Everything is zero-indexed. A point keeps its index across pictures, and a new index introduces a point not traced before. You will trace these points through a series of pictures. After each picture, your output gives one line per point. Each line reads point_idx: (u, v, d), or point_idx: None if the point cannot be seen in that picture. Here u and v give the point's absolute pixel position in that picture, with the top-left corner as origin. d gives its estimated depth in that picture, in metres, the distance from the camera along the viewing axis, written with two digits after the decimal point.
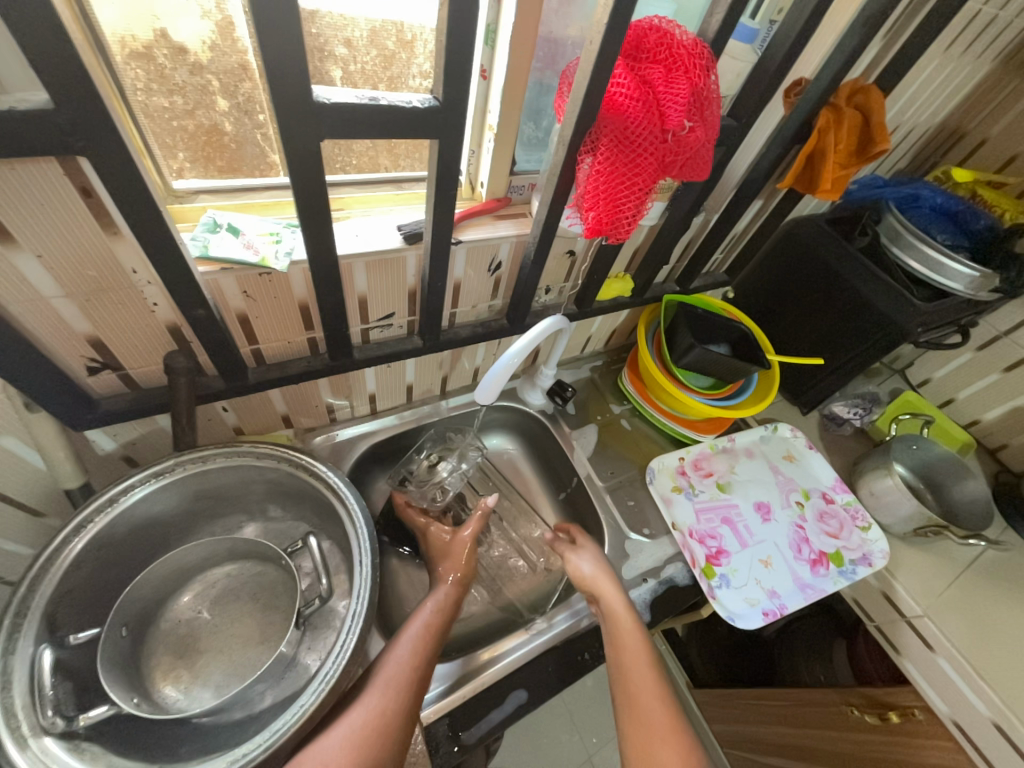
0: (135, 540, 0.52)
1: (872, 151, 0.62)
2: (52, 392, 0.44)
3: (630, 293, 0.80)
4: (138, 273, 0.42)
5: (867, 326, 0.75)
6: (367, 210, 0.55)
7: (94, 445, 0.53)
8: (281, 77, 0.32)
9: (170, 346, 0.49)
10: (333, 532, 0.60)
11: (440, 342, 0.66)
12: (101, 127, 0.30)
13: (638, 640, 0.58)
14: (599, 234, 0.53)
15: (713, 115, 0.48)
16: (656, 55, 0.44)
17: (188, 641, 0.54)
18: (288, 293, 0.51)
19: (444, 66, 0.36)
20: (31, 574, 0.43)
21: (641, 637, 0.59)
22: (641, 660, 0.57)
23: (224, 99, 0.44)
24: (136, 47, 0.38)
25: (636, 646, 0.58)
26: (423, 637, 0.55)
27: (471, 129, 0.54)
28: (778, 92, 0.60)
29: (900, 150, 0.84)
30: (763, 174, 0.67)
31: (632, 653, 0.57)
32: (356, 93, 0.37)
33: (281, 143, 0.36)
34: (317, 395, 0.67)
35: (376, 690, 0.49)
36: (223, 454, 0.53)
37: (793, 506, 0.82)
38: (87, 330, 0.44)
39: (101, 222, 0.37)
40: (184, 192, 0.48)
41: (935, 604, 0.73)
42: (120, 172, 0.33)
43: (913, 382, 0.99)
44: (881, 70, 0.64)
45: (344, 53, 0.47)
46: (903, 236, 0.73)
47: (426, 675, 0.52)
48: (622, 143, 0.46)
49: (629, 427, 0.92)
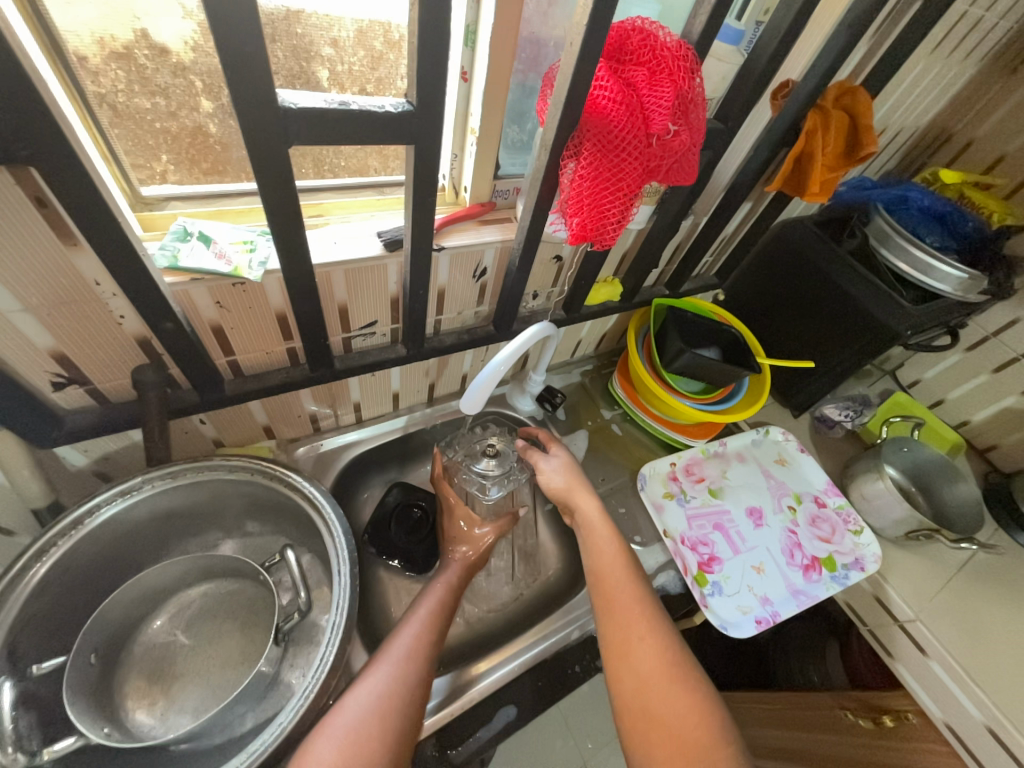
0: (106, 562, 0.50)
1: (860, 153, 0.61)
2: (14, 409, 0.42)
3: (620, 297, 0.79)
4: (101, 286, 0.40)
5: (857, 329, 0.74)
6: (347, 215, 0.54)
7: (64, 462, 0.51)
8: (245, 80, 0.30)
9: (141, 359, 0.48)
10: (313, 544, 0.58)
11: (424, 350, 0.64)
12: (48, 134, 0.28)
13: (612, 544, 0.61)
14: (584, 240, 0.53)
15: (699, 118, 0.47)
16: (639, 57, 0.43)
17: (163, 664, 0.53)
18: (264, 303, 0.49)
19: (418, 69, 0.35)
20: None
21: (619, 549, 0.61)
22: (620, 571, 0.59)
23: (208, 100, 0.42)
24: (116, 48, 0.37)
25: (616, 560, 0.60)
26: (434, 618, 0.55)
27: (452, 133, 0.53)
28: (764, 94, 0.60)
29: (888, 151, 0.84)
30: (751, 177, 0.66)
31: (608, 553, 0.60)
32: (327, 97, 0.35)
33: (247, 149, 0.34)
34: (300, 405, 0.66)
35: (396, 666, 0.49)
36: (194, 469, 0.51)
37: (785, 510, 0.82)
38: (50, 344, 0.42)
39: (58, 232, 0.35)
40: (155, 199, 0.47)
41: (928, 608, 0.72)
42: (73, 181, 0.31)
43: (904, 383, 0.99)
44: (868, 72, 0.64)
45: (330, 54, 0.45)
46: (892, 237, 0.72)
47: (437, 651, 0.53)
48: (606, 148, 0.45)
49: (620, 432, 0.91)
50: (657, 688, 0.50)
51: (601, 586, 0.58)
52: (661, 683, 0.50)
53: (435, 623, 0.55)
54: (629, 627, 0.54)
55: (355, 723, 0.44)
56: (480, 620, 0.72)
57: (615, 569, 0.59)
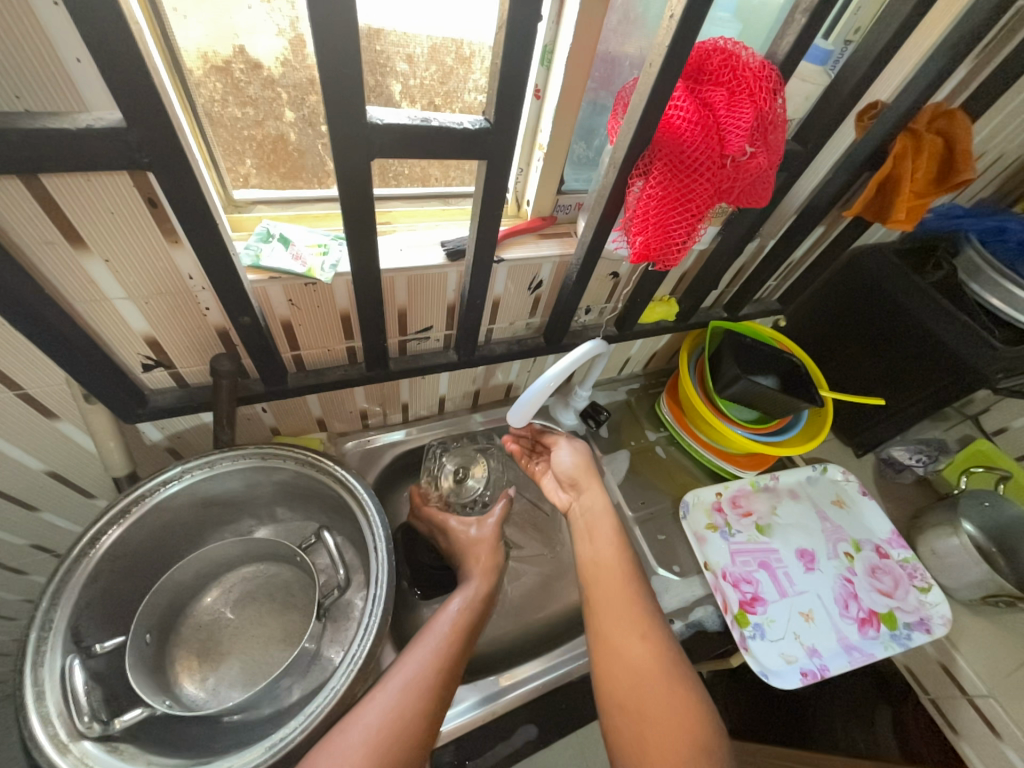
0: (148, 549, 0.53)
1: (955, 180, 0.57)
2: (109, 385, 0.46)
3: (675, 318, 0.77)
4: (194, 279, 0.44)
5: (940, 368, 0.68)
6: (414, 223, 0.56)
7: (143, 435, 0.56)
8: (339, 96, 0.32)
9: (218, 348, 0.51)
10: (344, 526, 0.60)
11: (474, 357, 0.65)
12: (166, 145, 0.32)
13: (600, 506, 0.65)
14: (646, 259, 0.51)
15: (778, 139, 0.45)
16: (719, 77, 0.42)
17: (211, 643, 0.56)
18: (331, 302, 0.52)
19: (498, 90, 0.36)
20: (56, 580, 0.44)
21: (621, 544, 0.61)
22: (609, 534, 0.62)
23: (291, 111, 0.46)
24: (216, 63, 0.41)
25: (606, 548, 0.61)
26: (452, 636, 0.52)
27: (520, 148, 0.54)
28: (849, 116, 0.56)
29: (984, 179, 0.77)
30: (827, 202, 0.63)
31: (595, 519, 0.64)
32: (408, 113, 0.37)
33: (334, 163, 0.37)
34: (351, 401, 0.68)
35: (416, 675, 0.47)
36: (229, 457, 0.54)
37: (840, 557, 0.76)
38: (145, 329, 0.46)
39: (164, 230, 0.39)
40: (243, 202, 0.51)
41: (1004, 684, 0.65)
42: (182, 185, 0.34)
43: (988, 429, 0.89)
44: (970, 93, 0.59)
45: (404, 68, 0.47)
46: (983, 271, 0.66)
47: (452, 677, 0.49)
48: (676, 168, 0.44)
49: (664, 455, 0.88)
50: (644, 664, 0.51)
51: (597, 590, 0.57)
52: (660, 691, 0.49)
53: (453, 640, 0.51)
54: (626, 631, 0.53)
55: (379, 722, 0.43)
56: (508, 633, 0.71)
57: (612, 559, 0.60)
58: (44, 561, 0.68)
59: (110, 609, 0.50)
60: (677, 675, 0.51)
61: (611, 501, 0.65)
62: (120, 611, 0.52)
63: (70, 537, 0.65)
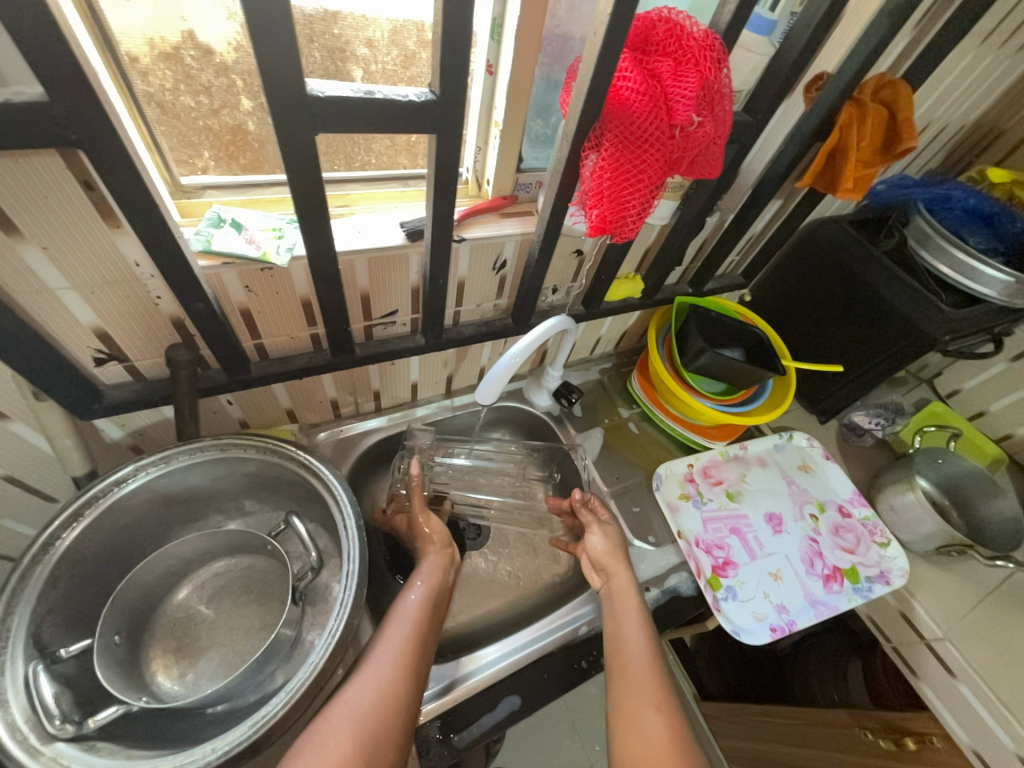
0: (110, 549, 0.52)
1: (898, 148, 0.59)
2: (58, 380, 0.45)
3: (641, 294, 0.78)
4: (140, 266, 0.42)
5: (893, 332, 0.71)
6: (373, 205, 0.55)
7: (102, 432, 0.55)
8: (277, 69, 0.32)
9: (174, 339, 0.50)
10: (315, 512, 0.60)
11: (442, 340, 0.65)
12: (95, 121, 0.30)
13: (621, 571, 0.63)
14: (604, 233, 0.52)
15: (725, 110, 0.46)
16: (665, 47, 0.42)
17: (187, 639, 0.55)
18: (290, 288, 0.51)
19: (441, 61, 0.35)
20: (10, 586, 0.43)
21: (642, 619, 0.59)
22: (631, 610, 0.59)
23: (248, 99, 0.45)
24: (165, 48, 0.39)
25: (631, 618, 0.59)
26: (420, 614, 0.53)
27: (476, 125, 0.53)
28: (797, 87, 0.58)
29: (931, 149, 0.80)
30: (780, 174, 0.64)
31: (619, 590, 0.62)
32: (352, 87, 0.36)
33: (276, 138, 0.36)
34: (321, 390, 0.68)
35: (392, 653, 0.49)
36: (187, 450, 0.53)
37: (806, 519, 0.79)
38: (93, 321, 0.45)
39: (103, 214, 0.38)
40: (192, 187, 0.49)
41: (958, 626, 0.69)
42: (117, 164, 0.33)
43: (941, 392, 0.94)
44: (911, 63, 0.61)
45: (366, 53, 0.46)
46: (932, 238, 0.69)
47: (422, 653, 0.51)
48: (627, 139, 0.44)
49: (637, 430, 0.90)
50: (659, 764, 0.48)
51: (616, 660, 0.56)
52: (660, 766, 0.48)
53: (420, 621, 0.53)
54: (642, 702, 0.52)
55: (365, 705, 0.45)
56: (490, 611, 0.72)
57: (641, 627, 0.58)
58: (4, 569, 0.66)
59: (75, 612, 0.49)
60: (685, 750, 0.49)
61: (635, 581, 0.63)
62: (85, 613, 0.51)
63: (30, 542, 0.63)
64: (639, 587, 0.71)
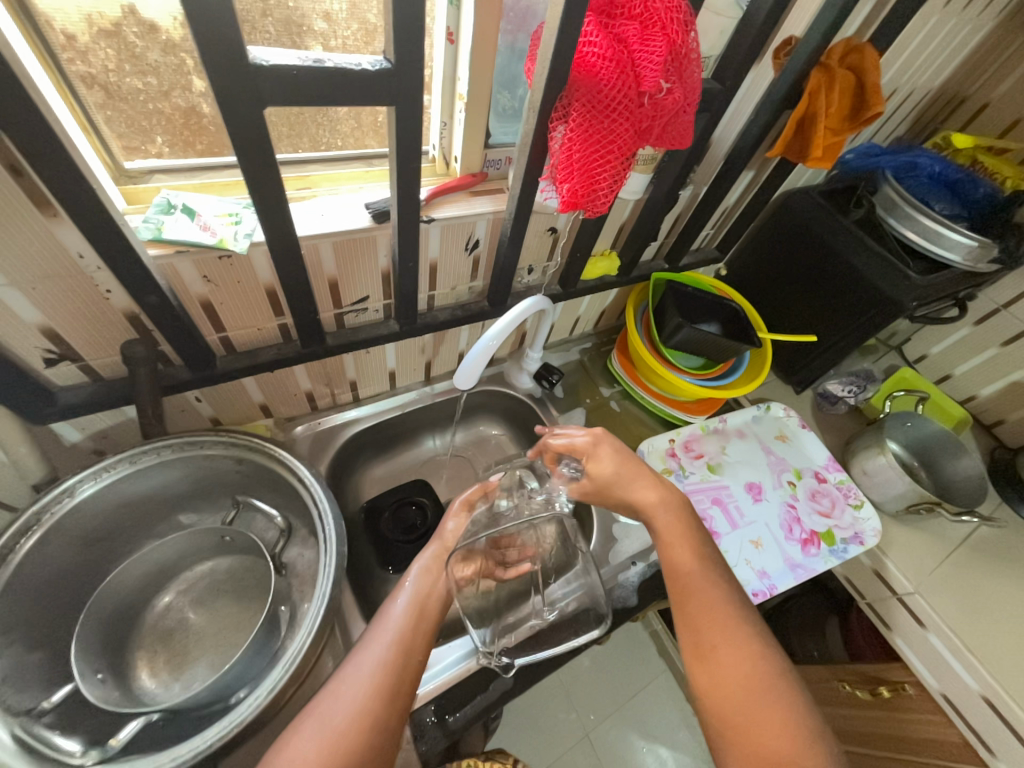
0: (60, 577, 0.50)
1: (865, 115, 0.59)
2: (5, 384, 0.42)
3: (617, 272, 0.77)
4: (84, 258, 0.40)
5: (863, 301, 0.72)
6: (336, 187, 0.52)
7: (59, 437, 0.52)
8: (215, 36, 0.29)
9: (131, 335, 0.48)
10: (265, 493, 0.59)
11: (417, 325, 0.64)
12: (13, 96, 0.28)
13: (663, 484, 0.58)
14: (576, 208, 0.51)
15: (694, 76, 0.45)
16: (630, 10, 0.41)
17: (180, 654, 0.54)
18: (252, 277, 0.49)
19: (395, 24, 0.33)
20: None
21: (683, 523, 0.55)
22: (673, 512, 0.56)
23: (201, 81, 0.42)
24: (105, 25, 0.36)
25: (689, 554, 0.53)
26: (410, 622, 0.49)
27: (440, 99, 0.51)
28: (765, 53, 0.57)
29: (898, 115, 0.81)
30: (751, 145, 0.64)
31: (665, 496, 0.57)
32: (300, 55, 0.34)
33: (220, 114, 0.33)
34: (295, 383, 0.66)
35: (375, 663, 0.45)
36: (90, 475, 0.49)
37: (783, 485, 0.81)
38: (38, 319, 0.42)
39: (35, 201, 0.35)
40: (138, 172, 0.46)
41: (927, 582, 0.73)
42: (41, 145, 0.30)
43: (910, 358, 0.97)
44: (879, 26, 0.60)
45: (324, 27, 0.44)
46: (899, 206, 0.70)
47: (415, 655, 0.47)
48: (595, 108, 0.43)
49: (618, 408, 0.91)
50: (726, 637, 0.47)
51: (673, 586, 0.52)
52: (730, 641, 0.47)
53: (408, 627, 0.49)
54: (712, 633, 0.48)
55: (341, 717, 0.41)
56: None
57: (696, 571, 0.52)
58: None
59: (39, 622, 0.47)
60: (779, 697, 0.43)
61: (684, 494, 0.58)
62: (52, 629, 0.49)
63: None
64: (625, 563, 0.72)
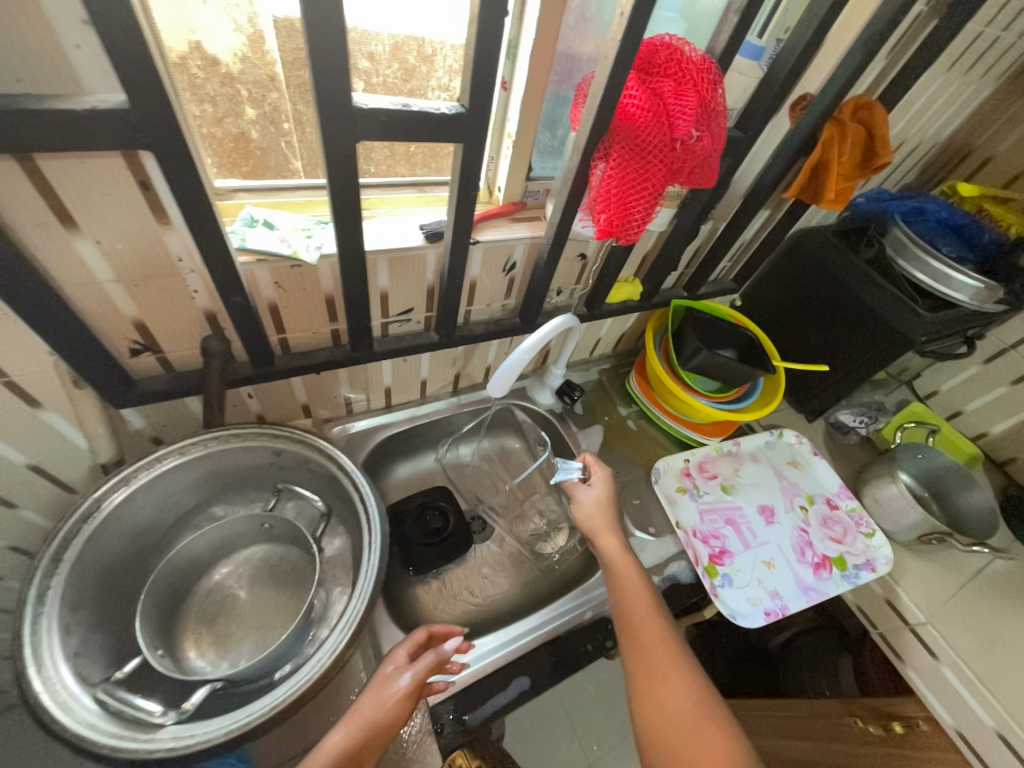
0: (120, 556, 0.53)
1: (875, 163, 0.65)
2: (99, 369, 0.47)
3: (640, 297, 0.83)
4: (183, 260, 0.45)
5: (873, 334, 0.76)
6: (392, 209, 0.58)
7: (127, 422, 0.57)
8: (327, 83, 0.35)
9: (206, 331, 0.53)
10: (303, 481, 0.64)
11: (455, 338, 0.69)
12: (164, 126, 0.34)
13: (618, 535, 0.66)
14: (610, 235, 0.56)
15: (721, 126, 0.51)
16: (667, 69, 0.47)
17: (224, 635, 0.57)
18: (316, 285, 0.54)
19: (471, 77, 0.39)
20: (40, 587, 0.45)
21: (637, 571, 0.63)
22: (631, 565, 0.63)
23: (252, 109, 0.47)
24: (172, 59, 0.41)
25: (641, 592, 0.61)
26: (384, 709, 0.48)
27: (490, 136, 0.57)
28: (783, 107, 0.63)
29: (906, 164, 0.87)
30: (768, 186, 0.70)
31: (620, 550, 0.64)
32: (390, 99, 0.40)
33: (321, 146, 0.39)
34: (336, 386, 0.71)
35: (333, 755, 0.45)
36: (145, 464, 0.53)
37: (796, 509, 0.83)
38: (134, 313, 0.47)
39: (154, 211, 0.41)
40: (225, 189, 0.52)
41: (939, 613, 0.73)
42: (176, 166, 0.36)
43: (920, 393, 1.00)
44: (887, 85, 0.67)
45: (368, 66, 0.50)
46: (909, 247, 0.74)
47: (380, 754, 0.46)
48: (634, 151, 0.49)
49: (635, 427, 0.94)
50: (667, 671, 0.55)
51: (625, 619, 0.60)
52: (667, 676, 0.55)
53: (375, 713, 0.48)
54: (653, 673, 0.55)
55: None
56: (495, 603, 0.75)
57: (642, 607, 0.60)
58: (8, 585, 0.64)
59: (99, 593, 0.51)
60: (708, 718, 0.52)
61: (629, 547, 0.65)
62: (108, 601, 0.52)
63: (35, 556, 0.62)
64: None
